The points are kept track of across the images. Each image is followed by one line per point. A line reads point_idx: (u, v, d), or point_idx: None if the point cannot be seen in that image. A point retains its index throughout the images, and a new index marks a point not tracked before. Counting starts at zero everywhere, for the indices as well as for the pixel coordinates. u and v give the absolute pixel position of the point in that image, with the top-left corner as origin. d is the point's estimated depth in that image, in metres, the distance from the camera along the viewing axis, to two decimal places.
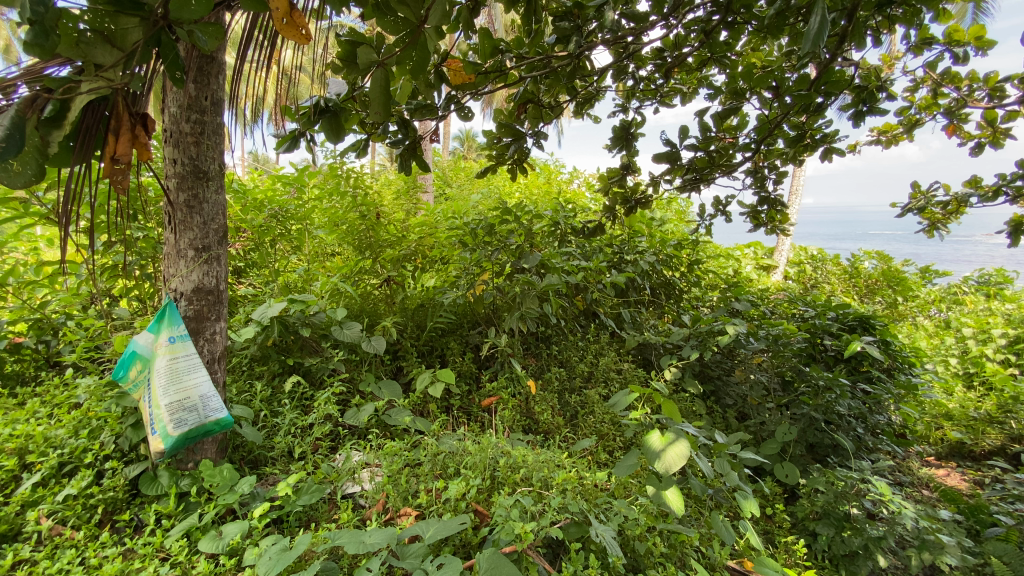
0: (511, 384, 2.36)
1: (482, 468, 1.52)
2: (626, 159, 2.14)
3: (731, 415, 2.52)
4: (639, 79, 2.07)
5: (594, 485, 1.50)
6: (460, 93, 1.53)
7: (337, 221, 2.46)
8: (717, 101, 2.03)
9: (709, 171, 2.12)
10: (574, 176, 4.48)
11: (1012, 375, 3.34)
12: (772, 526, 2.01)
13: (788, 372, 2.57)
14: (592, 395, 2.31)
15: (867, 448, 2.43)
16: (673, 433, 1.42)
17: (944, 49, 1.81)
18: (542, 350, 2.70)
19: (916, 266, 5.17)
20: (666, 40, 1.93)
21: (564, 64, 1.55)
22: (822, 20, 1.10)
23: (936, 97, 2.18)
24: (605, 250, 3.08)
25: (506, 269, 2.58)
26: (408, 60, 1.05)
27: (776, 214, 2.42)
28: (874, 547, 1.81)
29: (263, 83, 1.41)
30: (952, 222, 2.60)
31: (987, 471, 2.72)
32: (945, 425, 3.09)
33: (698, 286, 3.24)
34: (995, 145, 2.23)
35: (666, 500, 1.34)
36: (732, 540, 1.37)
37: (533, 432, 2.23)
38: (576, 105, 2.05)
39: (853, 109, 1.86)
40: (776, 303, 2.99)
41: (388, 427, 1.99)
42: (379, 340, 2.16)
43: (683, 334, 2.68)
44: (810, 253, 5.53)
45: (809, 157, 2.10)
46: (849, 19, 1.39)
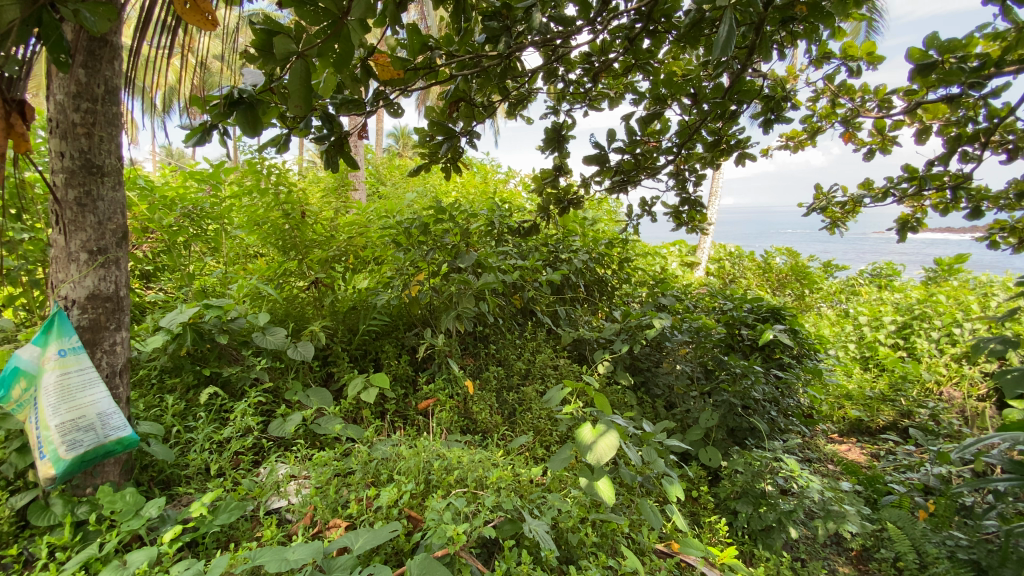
0: (448, 385, 2.34)
1: (416, 474, 1.49)
2: (559, 160, 2.18)
3: (659, 405, 2.67)
4: (569, 82, 2.12)
5: (528, 481, 1.53)
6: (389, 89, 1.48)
7: (257, 221, 2.31)
8: (642, 106, 2.12)
9: (635, 173, 2.21)
10: (510, 176, 4.53)
11: (900, 358, 3.78)
12: (698, 507, 2.13)
13: (709, 362, 2.73)
14: (529, 393, 2.33)
15: (780, 429, 2.64)
16: (603, 425, 1.46)
17: (841, 63, 2.00)
18: (480, 350, 2.70)
19: (819, 261, 5.70)
20: (594, 45, 1.98)
21: (494, 64, 1.55)
22: (730, 27, 1.17)
23: (834, 107, 2.40)
24: (541, 249, 3.13)
25: (442, 268, 2.53)
26: (331, 53, 1.01)
27: (696, 214, 2.56)
28: (786, 520, 1.97)
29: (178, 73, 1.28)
30: (850, 220, 2.88)
31: (882, 444, 3.04)
32: (846, 405, 3.35)
33: (628, 283, 3.36)
34: (883, 151, 2.50)
35: (597, 490, 1.39)
36: (658, 524, 1.43)
37: (471, 432, 2.23)
38: (509, 106, 2.07)
39: (763, 117, 2.01)
40: (699, 298, 3.17)
41: (318, 436, 1.91)
42: (306, 345, 2.06)
43: (614, 329, 2.78)
44: (728, 250, 5.93)
45: (725, 161, 2.25)
46: (758, 31, 1.50)
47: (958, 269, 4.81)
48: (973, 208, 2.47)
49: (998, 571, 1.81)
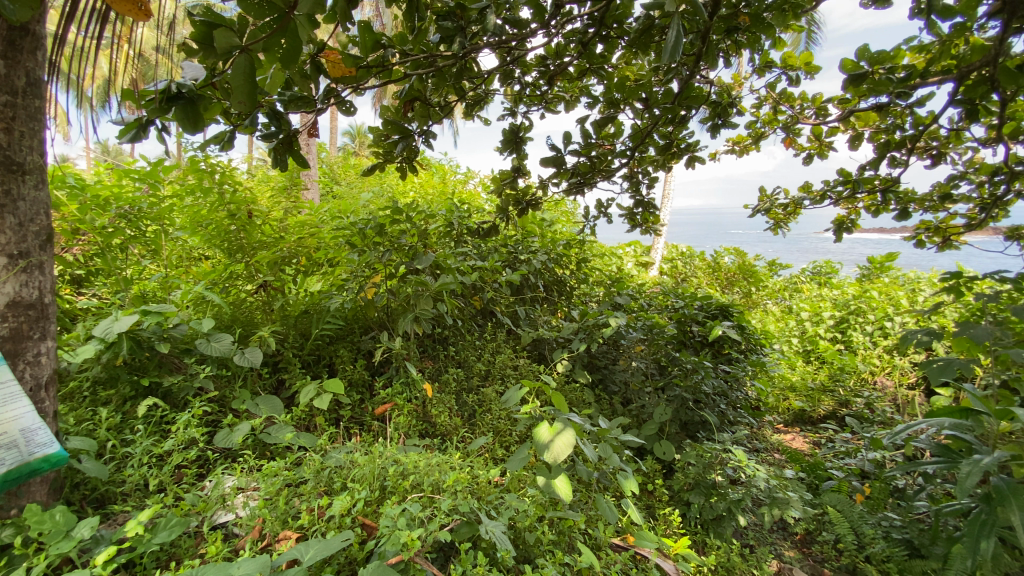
0: (406, 389, 2.30)
1: (371, 481, 1.45)
2: (517, 161, 2.19)
3: (616, 402, 2.73)
4: (526, 84, 2.14)
5: (486, 482, 1.54)
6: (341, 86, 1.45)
7: (200, 222, 2.21)
8: (596, 109, 2.16)
9: (591, 175, 2.24)
10: (468, 177, 4.52)
11: (838, 350, 4.02)
12: (653, 500, 2.19)
13: (663, 358, 2.81)
14: (488, 394, 2.33)
15: (729, 421, 2.75)
16: (560, 423, 1.47)
17: (782, 71, 2.10)
18: (438, 352, 2.67)
19: (765, 260, 5.99)
20: (548, 48, 2.00)
21: (449, 64, 1.54)
22: (677, 35, 1.21)
23: (776, 113, 2.52)
24: (500, 250, 3.14)
25: (399, 270, 2.51)
26: (277, 48, 0.97)
27: (650, 215, 2.63)
28: (735, 508, 2.06)
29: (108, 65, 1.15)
30: (791, 221, 3.04)
31: (823, 432, 3.23)
32: (790, 396, 3.56)
33: (586, 283, 3.41)
34: (821, 156, 2.65)
35: (554, 488, 1.40)
36: (613, 519, 1.46)
37: (430, 436, 2.21)
38: (465, 107, 2.06)
39: (711, 122, 2.10)
40: (653, 296, 3.25)
41: (268, 446, 1.84)
42: (254, 352, 1.98)
43: (572, 328, 2.82)
44: (680, 250, 6.16)
45: (676, 164, 2.32)
46: (704, 40, 1.56)
47: (888, 267, 5.15)
48: (900, 210, 2.65)
49: (927, 548, 1.96)
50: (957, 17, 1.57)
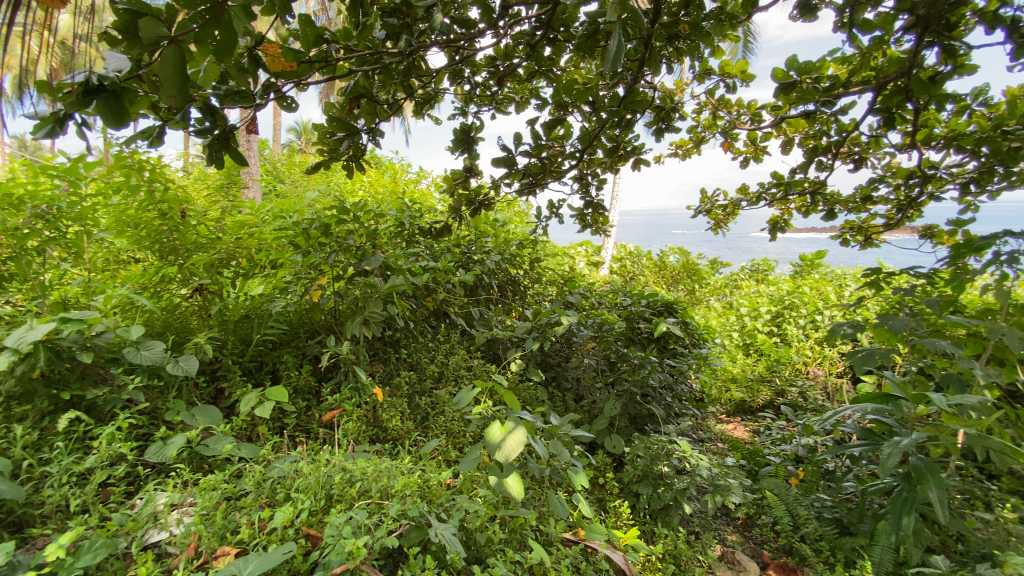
0: (355, 394, 2.25)
1: (316, 490, 1.41)
2: (468, 161, 2.18)
3: (569, 398, 2.81)
4: (476, 84, 2.14)
5: (438, 485, 1.53)
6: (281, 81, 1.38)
7: (127, 222, 2.07)
8: (545, 111, 2.18)
9: (542, 176, 2.27)
10: (420, 176, 4.46)
11: (775, 343, 4.27)
12: (604, 493, 2.25)
13: (612, 354, 2.88)
14: (441, 396, 2.32)
15: (675, 413, 2.85)
16: (512, 422, 1.48)
17: (720, 79, 2.21)
18: (390, 355, 2.62)
19: (707, 259, 6.28)
20: (498, 49, 2.01)
21: (396, 61, 1.51)
22: (620, 43, 1.24)
23: (716, 118, 2.64)
24: (453, 250, 3.12)
25: (347, 272, 2.44)
26: (210, 40, 0.93)
27: (599, 216, 2.69)
28: (681, 497, 2.15)
29: (33, 51, 1.06)
30: (730, 222, 3.20)
31: (761, 420, 3.41)
32: (731, 387, 3.75)
33: (539, 282, 3.45)
34: (756, 160, 2.80)
35: (506, 487, 1.41)
36: (564, 514, 1.48)
37: (381, 441, 2.17)
38: (415, 105, 2.03)
39: (655, 126, 2.17)
40: (603, 294, 3.32)
41: (205, 459, 1.74)
42: (189, 360, 1.87)
43: (526, 327, 2.84)
44: (629, 250, 6.36)
45: (623, 166, 2.39)
46: (647, 46, 1.61)
47: (818, 264, 5.52)
48: (827, 210, 2.85)
49: (855, 525, 2.11)
50: (875, 32, 1.69)
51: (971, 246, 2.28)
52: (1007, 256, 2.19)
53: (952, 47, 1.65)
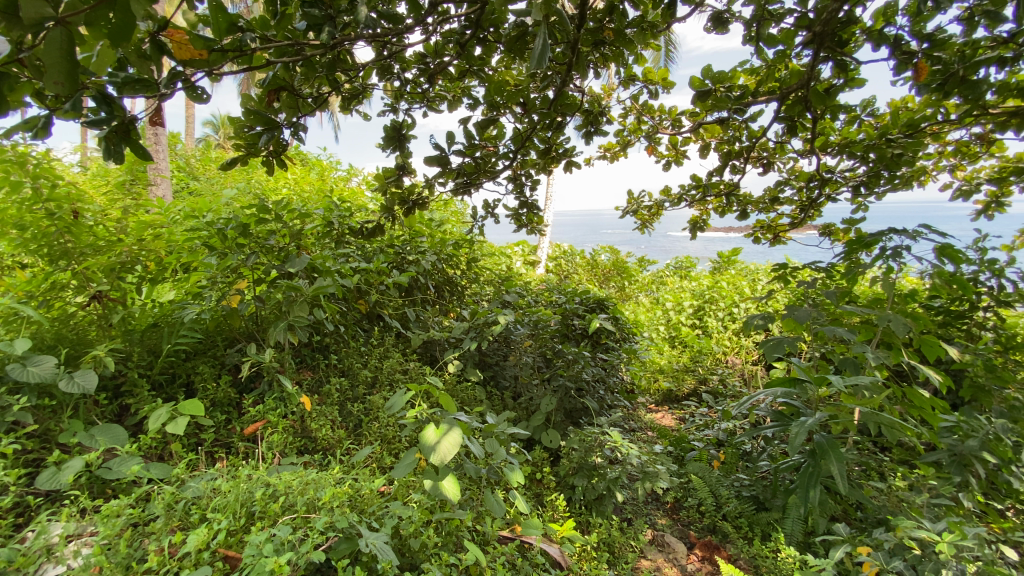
0: (280, 404, 2.13)
1: (235, 509, 1.32)
2: (400, 159, 2.13)
3: (507, 396, 2.86)
4: (406, 81, 2.09)
5: (369, 494, 1.49)
6: (189, 69, 1.22)
7: (7, 223, 1.83)
8: (478, 110, 2.18)
9: (476, 176, 2.26)
10: (350, 174, 4.32)
11: (697, 335, 4.54)
12: (541, 488, 2.29)
13: (548, 351, 2.93)
14: (374, 401, 2.25)
15: (607, 405, 2.96)
16: (447, 424, 1.46)
17: (644, 85, 2.31)
18: (318, 361, 2.51)
19: (636, 257, 6.58)
20: (428, 46, 1.98)
21: (319, 54, 1.44)
22: (544, 43, 1.25)
23: (640, 123, 2.76)
24: (386, 251, 3.05)
25: (268, 274, 2.33)
26: (104, 22, 0.83)
27: (534, 217, 2.72)
28: (613, 486, 2.23)
29: None
30: (655, 221, 3.36)
31: (686, 408, 3.62)
32: (659, 377, 3.95)
33: (476, 282, 3.45)
34: (677, 163, 2.96)
35: (441, 490, 1.38)
36: (501, 512, 1.49)
37: (310, 452, 2.08)
38: (342, 100, 1.96)
39: (584, 129, 2.24)
40: (539, 293, 3.34)
41: (108, 483, 1.59)
42: (87, 375, 1.69)
43: (462, 328, 2.82)
44: (562, 249, 6.56)
45: (555, 167, 2.44)
46: (573, 49, 1.65)
47: (735, 260, 5.94)
48: (740, 210, 3.06)
49: (769, 500, 2.29)
50: (778, 46, 1.84)
51: (861, 242, 2.54)
52: (890, 251, 2.46)
53: (844, 61, 1.83)
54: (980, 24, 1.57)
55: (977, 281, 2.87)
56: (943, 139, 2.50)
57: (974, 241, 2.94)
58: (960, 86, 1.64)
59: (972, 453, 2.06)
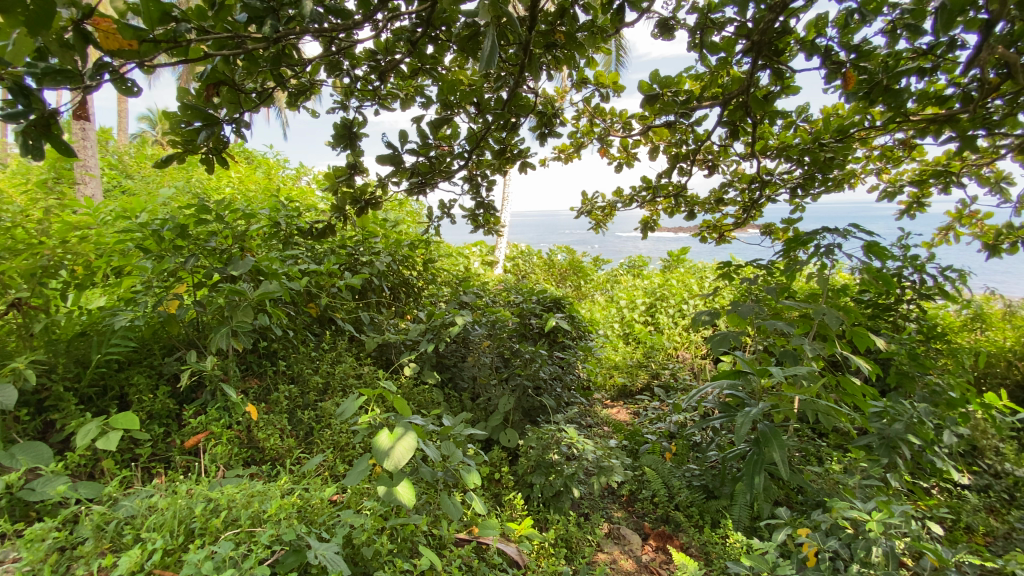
0: (224, 415, 2.03)
1: (172, 526, 1.25)
2: (351, 158, 2.08)
3: (464, 397, 2.85)
4: (356, 78, 2.04)
5: (320, 503, 1.45)
6: (119, 61, 1.14)
7: None
8: (431, 110, 2.15)
9: (431, 176, 2.23)
10: (300, 173, 4.17)
11: (650, 331, 4.68)
12: (499, 488, 2.30)
13: (505, 351, 2.94)
14: (326, 408, 2.19)
15: (564, 403, 2.99)
16: (401, 428, 1.43)
17: (595, 88, 2.35)
18: (265, 368, 2.41)
19: (591, 256, 6.71)
20: (378, 43, 1.93)
21: (261, 48, 1.38)
22: (494, 45, 1.26)
23: (592, 126, 2.81)
24: (338, 252, 2.96)
25: (210, 277, 2.22)
26: (14, 8, 0.77)
27: (490, 217, 2.72)
28: (570, 482, 2.26)
29: None
30: (609, 221, 3.43)
31: (640, 402, 3.73)
32: (614, 373, 4.05)
33: (433, 283, 3.41)
34: (628, 165, 3.03)
35: (396, 495, 1.36)
36: (457, 515, 1.48)
37: (257, 463, 2.00)
38: (288, 96, 1.89)
39: (538, 131, 2.26)
40: (496, 293, 3.35)
41: (30, 506, 1.46)
42: (5, 390, 1.55)
43: (419, 330, 2.78)
44: (519, 249, 6.62)
45: (510, 168, 2.45)
46: (525, 50, 1.66)
47: (684, 258, 6.16)
48: (688, 211, 3.18)
49: (717, 489, 2.39)
50: (720, 54, 1.92)
51: (798, 241, 2.69)
52: (824, 248, 2.62)
53: (780, 70, 1.93)
54: (901, 37, 1.69)
55: (902, 276, 3.09)
56: (870, 144, 2.68)
57: (899, 240, 3.17)
58: (884, 94, 1.78)
59: (899, 436, 2.22)
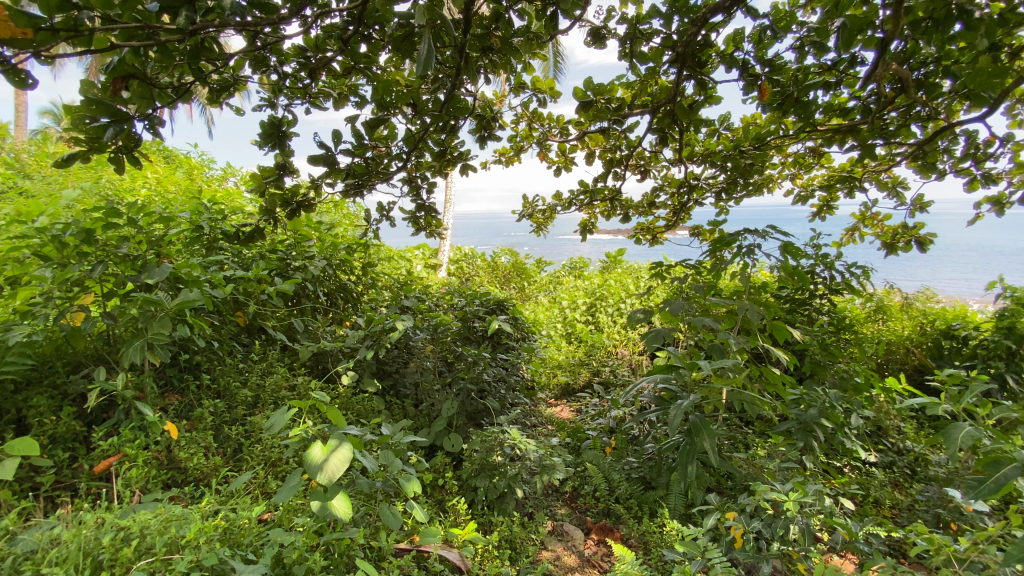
0: (140, 435, 1.88)
1: (77, 560, 1.14)
2: (280, 158, 1.99)
3: (407, 404, 2.80)
4: (284, 75, 1.95)
5: (248, 523, 1.37)
6: (10, 50, 1.03)
7: None
8: (365, 110, 2.10)
9: (368, 177, 2.17)
10: (227, 174, 3.95)
11: (590, 330, 4.81)
12: (443, 494, 2.27)
13: (449, 355, 2.91)
14: (255, 422, 2.07)
15: (509, 404, 3.01)
16: (335, 439, 1.38)
17: (533, 93, 2.39)
18: (187, 383, 2.25)
19: (533, 258, 6.79)
20: (308, 39, 1.86)
21: (177, 40, 1.29)
22: (430, 48, 1.25)
23: (531, 130, 2.85)
24: (268, 257, 2.82)
25: (122, 286, 2.04)
26: None
27: (432, 220, 2.69)
28: (513, 483, 2.27)
29: None
30: (549, 224, 3.49)
31: (582, 400, 3.82)
32: (558, 373, 4.12)
33: (372, 288, 3.32)
34: (566, 169, 3.10)
35: (332, 509, 1.31)
36: (397, 525, 1.44)
37: (178, 484, 1.86)
38: (209, 93, 1.78)
39: (478, 134, 2.26)
40: (439, 297, 3.31)
41: None
42: None
43: (357, 336, 2.70)
44: (462, 252, 6.60)
45: (451, 170, 2.43)
46: (460, 53, 1.65)
47: (622, 259, 6.38)
48: (623, 214, 3.29)
49: (655, 480, 2.49)
50: (649, 63, 2.01)
51: (723, 241, 2.86)
52: (746, 248, 2.80)
53: (704, 80, 2.05)
54: (807, 54, 1.84)
55: (815, 273, 3.36)
56: (784, 152, 2.90)
57: (812, 240, 3.44)
58: (795, 105, 1.93)
59: (814, 420, 2.41)
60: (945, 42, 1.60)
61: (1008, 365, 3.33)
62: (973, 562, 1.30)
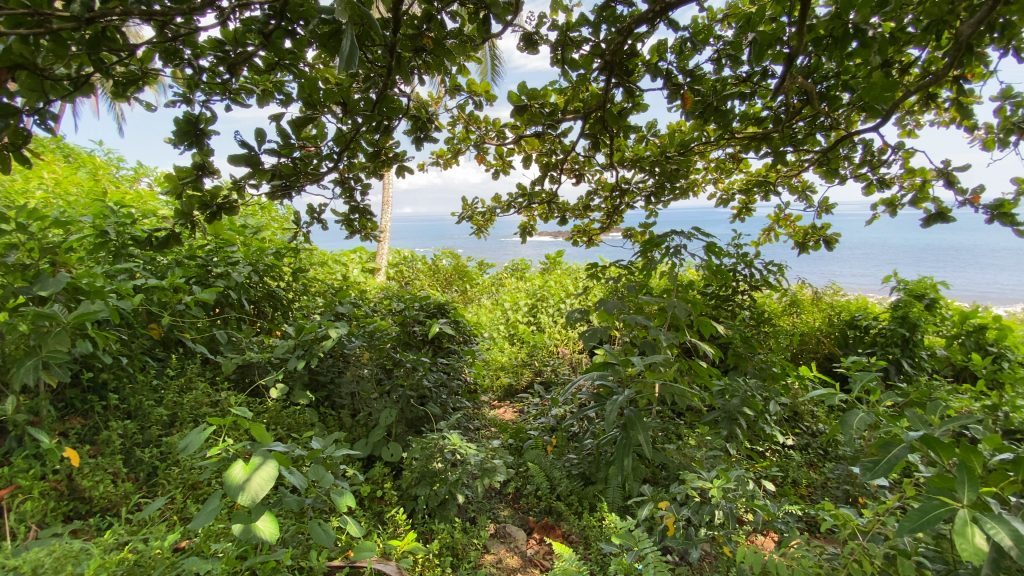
0: (35, 464, 1.69)
1: None
2: (197, 158, 1.86)
3: (344, 414, 2.69)
4: (199, 69, 1.82)
5: (164, 553, 1.26)
6: None
7: None
8: (290, 108, 2.00)
9: (296, 178, 2.08)
10: (138, 174, 3.64)
11: (532, 331, 4.86)
12: (381, 505, 2.20)
13: (387, 361, 2.83)
14: (171, 442, 1.92)
15: (451, 408, 2.98)
16: (259, 457, 1.31)
17: (469, 95, 2.38)
18: (92, 405, 2.05)
19: (475, 260, 6.77)
20: (225, 32, 1.75)
21: (72, 29, 1.17)
22: (352, 45, 1.21)
23: (468, 132, 2.84)
24: (185, 264, 2.62)
25: (10, 300, 1.83)
26: None
27: (367, 222, 2.61)
28: (454, 488, 2.25)
29: None
30: (488, 226, 3.48)
31: (525, 400, 3.85)
32: (501, 374, 4.13)
33: (304, 294, 3.17)
34: (503, 171, 3.11)
35: (256, 532, 1.24)
36: (329, 542, 1.38)
37: (81, 517, 1.69)
38: (113, 87, 1.63)
39: (413, 135, 2.22)
40: (377, 302, 3.22)
41: None
42: None
43: (287, 346, 2.57)
44: (401, 255, 6.46)
45: (386, 171, 2.38)
46: (390, 53, 1.62)
47: (562, 260, 6.50)
48: (560, 216, 3.35)
49: (594, 475, 2.55)
50: (580, 70, 2.06)
51: (654, 242, 2.99)
52: (674, 249, 2.94)
53: (632, 88, 2.13)
54: (724, 66, 1.96)
55: (737, 271, 3.59)
56: (707, 157, 3.07)
57: (734, 240, 3.67)
58: (715, 114, 2.05)
59: (737, 409, 2.62)
60: (842, 59, 1.76)
61: (902, 350, 3.71)
62: (873, 532, 1.44)
